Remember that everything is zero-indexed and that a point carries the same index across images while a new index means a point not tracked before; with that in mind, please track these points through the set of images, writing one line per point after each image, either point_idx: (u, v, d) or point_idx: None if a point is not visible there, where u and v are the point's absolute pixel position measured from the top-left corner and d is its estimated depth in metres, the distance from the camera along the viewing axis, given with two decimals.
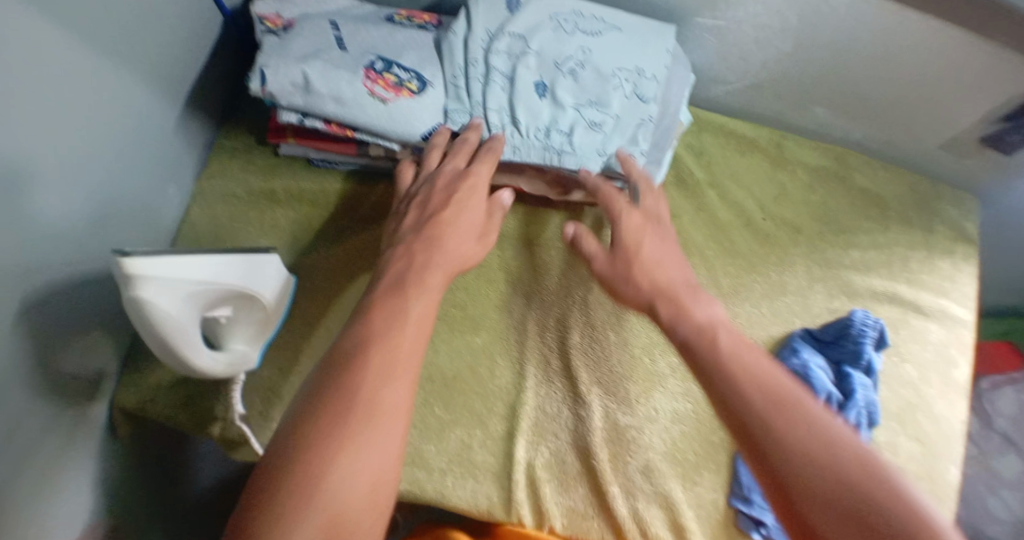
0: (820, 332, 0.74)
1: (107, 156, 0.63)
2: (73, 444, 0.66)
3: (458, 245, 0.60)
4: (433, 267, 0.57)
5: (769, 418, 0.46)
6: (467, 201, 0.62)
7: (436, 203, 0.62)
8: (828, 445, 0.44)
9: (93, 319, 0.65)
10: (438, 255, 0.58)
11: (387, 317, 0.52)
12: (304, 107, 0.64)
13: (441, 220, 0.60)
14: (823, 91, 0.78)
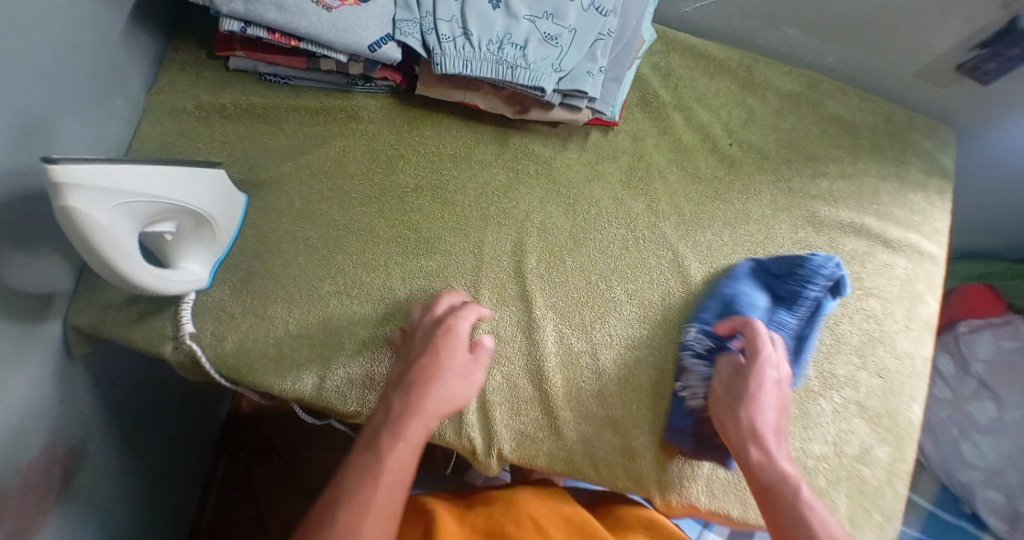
0: (771, 265, 0.72)
1: (47, 63, 0.61)
2: (26, 358, 0.66)
3: (441, 389, 0.62)
4: (425, 387, 0.61)
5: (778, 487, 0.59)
6: (446, 349, 0.63)
7: (417, 352, 0.64)
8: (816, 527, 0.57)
9: (38, 233, 0.64)
10: (418, 408, 0.61)
11: (389, 451, 0.58)
12: (245, 15, 0.61)
13: (421, 375, 0.62)
14: (797, 10, 0.74)
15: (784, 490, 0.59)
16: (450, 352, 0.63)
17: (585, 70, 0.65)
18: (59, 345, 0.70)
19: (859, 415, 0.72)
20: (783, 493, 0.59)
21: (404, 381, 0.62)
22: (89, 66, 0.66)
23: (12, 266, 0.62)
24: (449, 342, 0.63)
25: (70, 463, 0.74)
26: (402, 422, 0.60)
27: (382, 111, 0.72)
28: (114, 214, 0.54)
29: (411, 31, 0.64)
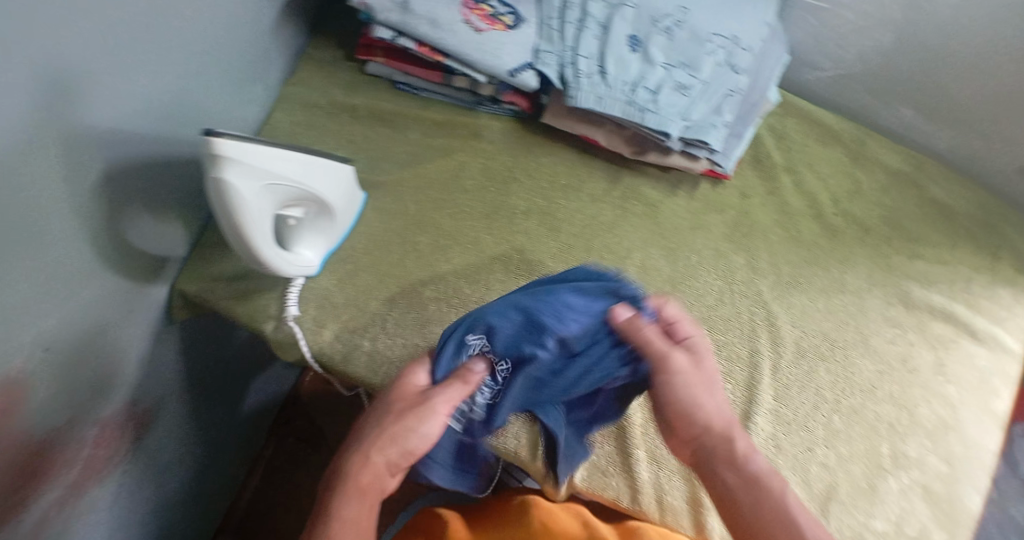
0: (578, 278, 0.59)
1: (209, 33, 0.65)
2: (131, 313, 0.67)
3: (421, 440, 0.53)
4: (388, 420, 0.53)
5: (711, 457, 0.53)
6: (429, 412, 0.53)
7: (402, 405, 0.55)
8: (756, 489, 0.50)
9: (172, 195, 0.68)
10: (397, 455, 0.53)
11: (345, 497, 0.51)
12: (399, 25, 0.64)
13: (392, 429, 0.53)
14: (913, 91, 0.76)
15: (753, 489, 0.50)
16: (408, 391, 0.56)
17: (711, 122, 0.66)
18: (162, 306, 0.72)
19: (924, 497, 0.68)
20: (750, 493, 0.50)
21: (374, 437, 0.53)
22: (242, 45, 0.70)
23: (138, 221, 0.64)
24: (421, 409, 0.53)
25: (143, 425, 0.75)
26: (359, 467, 0.52)
27: (502, 132, 0.76)
28: (260, 194, 0.56)
29: (551, 61, 0.66)
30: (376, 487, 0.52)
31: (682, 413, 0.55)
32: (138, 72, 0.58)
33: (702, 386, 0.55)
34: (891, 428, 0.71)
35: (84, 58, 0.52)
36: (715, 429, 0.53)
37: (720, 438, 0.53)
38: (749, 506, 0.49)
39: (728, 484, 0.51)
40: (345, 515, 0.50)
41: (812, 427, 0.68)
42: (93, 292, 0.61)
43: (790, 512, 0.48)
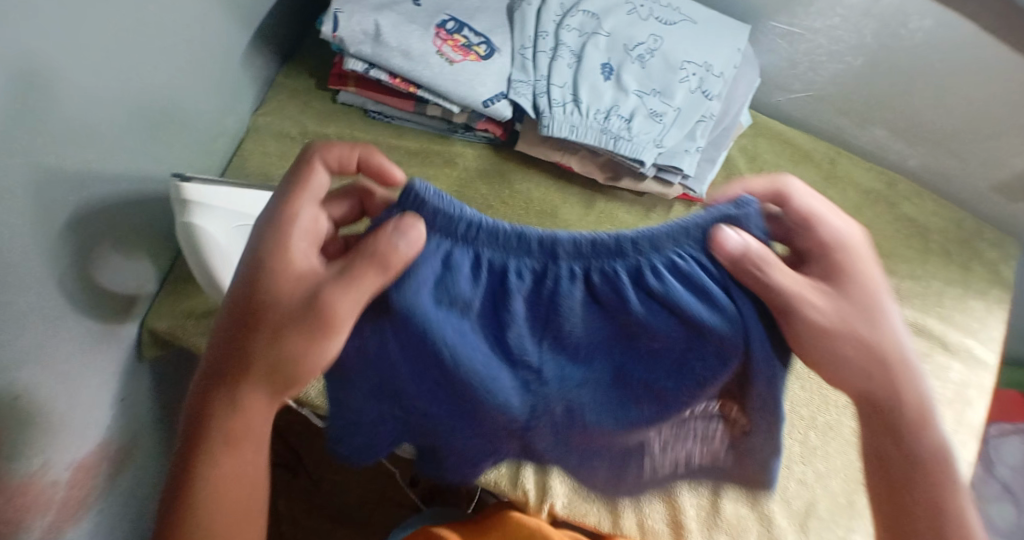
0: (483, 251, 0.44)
1: (174, 71, 0.64)
2: (101, 354, 0.66)
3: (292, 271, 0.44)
4: (246, 351, 0.44)
5: (899, 408, 0.46)
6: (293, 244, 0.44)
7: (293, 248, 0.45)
8: (939, 456, 0.44)
9: (141, 234, 0.67)
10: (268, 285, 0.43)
11: (222, 452, 0.45)
12: (371, 57, 0.63)
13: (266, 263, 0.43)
14: (885, 111, 0.77)
15: (920, 466, 0.45)
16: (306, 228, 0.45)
17: (683, 148, 0.67)
18: (133, 344, 0.71)
19: None
20: (908, 434, 0.45)
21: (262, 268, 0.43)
22: (209, 77, 0.69)
23: (106, 261, 0.63)
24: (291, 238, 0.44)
25: (116, 462, 0.73)
26: (218, 426, 0.45)
27: (477, 160, 0.75)
28: (236, 236, 0.56)
29: (525, 92, 0.66)
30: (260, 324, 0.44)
31: (839, 324, 0.44)
32: (99, 112, 0.56)
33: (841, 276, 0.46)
34: None
35: (42, 102, 0.50)
36: (863, 349, 0.45)
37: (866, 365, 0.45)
38: (917, 468, 0.45)
39: (924, 452, 0.45)
40: (219, 468, 0.45)
41: (789, 445, 0.71)
42: (61, 337, 0.60)
43: (953, 466, 0.45)
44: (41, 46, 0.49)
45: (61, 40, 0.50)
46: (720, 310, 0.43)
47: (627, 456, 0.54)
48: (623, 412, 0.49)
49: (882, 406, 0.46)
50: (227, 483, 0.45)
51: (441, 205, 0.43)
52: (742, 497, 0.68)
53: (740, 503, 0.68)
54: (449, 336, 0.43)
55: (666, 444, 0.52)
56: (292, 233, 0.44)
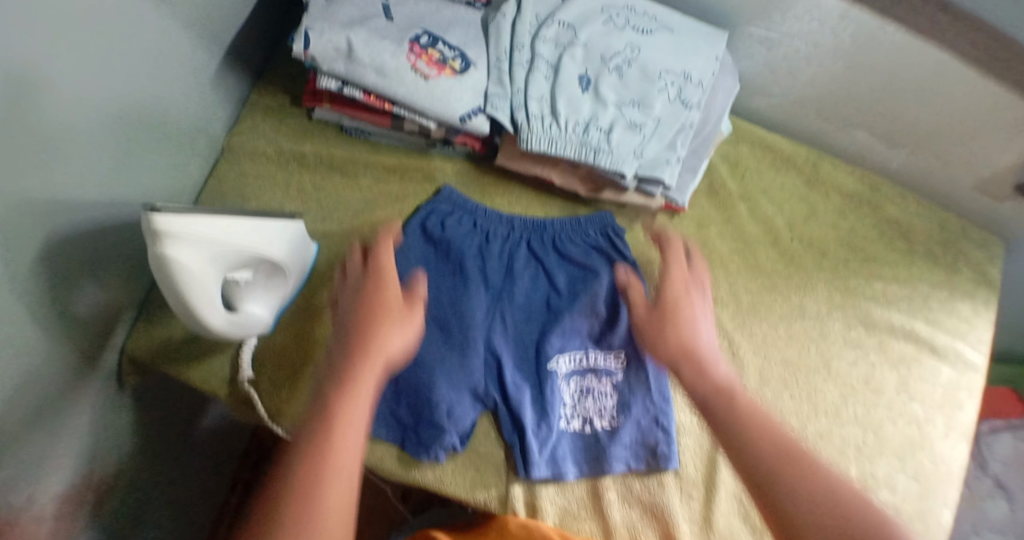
0: (457, 226, 0.72)
1: (143, 96, 0.62)
2: (78, 386, 0.65)
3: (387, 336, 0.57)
4: (348, 375, 0.53)
5: (787, 461, 0.47)
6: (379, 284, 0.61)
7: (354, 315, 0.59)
8: (834, 493, 0.44)
9: (116, 262, 0.65)
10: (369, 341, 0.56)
11: (320, 477, 0.46)
12: (345, 75, 0.63)
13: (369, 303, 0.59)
14: (865, 114, 0.76)
15: (843, 512, 0.43)
16: (392, 313, 0.58)
17: (664, 159, 0.66)
18: (111, 373, 0.69)
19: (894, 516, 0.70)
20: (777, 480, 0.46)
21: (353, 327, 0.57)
22: (181, 100, 0.67)
23: (79, 291, 0.61)
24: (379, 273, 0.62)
25: (99, 493, 0.71)
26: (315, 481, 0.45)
27: (456, 175, 0.76)
28: (211, 265, 0.55)
29: (502, 106, 0.65)
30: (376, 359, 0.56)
31: (693, 372, 0.56)
32: (68, 142, 0.55)
33: (704, 330, 0.59)
34: (859, 450, 0.72)
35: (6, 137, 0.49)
36: (722, 394, 0.53)
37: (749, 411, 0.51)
38: (836, 514, 0.43)
39: (799, 496, 0.44)
40: (323, 498, 0.45)
41: None
42: (36, 374, 0.58)
43: (857, 498, 0.44)
44: (4, 82, 0.47)
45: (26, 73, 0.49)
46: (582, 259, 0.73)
47: (567, 436, 0.67)
48: (542, 376, 0.68)
49: (758, 476, 0.47)
50: (322, 521, 0.44)
51: (454, 200, 0.73)
52: (736, 509, 0.68)
53: (733, 514, 0.67)
54: (447, 275, 0.70)
55: (574, 418, 0.67)
56: (372, 298, 0.59)
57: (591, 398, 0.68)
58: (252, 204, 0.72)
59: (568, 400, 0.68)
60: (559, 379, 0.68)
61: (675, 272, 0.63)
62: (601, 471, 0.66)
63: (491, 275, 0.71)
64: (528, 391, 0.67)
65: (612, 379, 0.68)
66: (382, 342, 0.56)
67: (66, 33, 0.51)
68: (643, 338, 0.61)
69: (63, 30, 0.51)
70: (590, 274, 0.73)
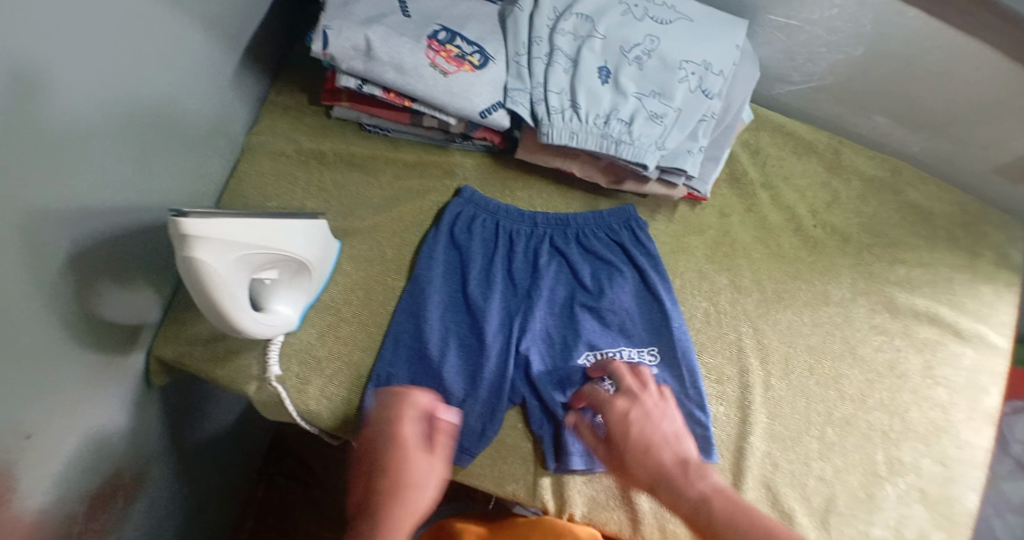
0: (482, 223, 0.73)
1: (161, 103, 0.62)
2: (107, 389, 0.66)
3: (414, 492, 0.58)
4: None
5: None
6: (406, 460, 0.59)
7: (378, 474, 0.59)
8: None
9: (142, 267, 0.66)
10: (393, 517, 0.57)
11: None
12: (364, 73, 0.62)
13: (383, 498, 0.58)
14: (886, 100, 0.75)
15: None
16: (412, 451, 0.60)
17: (686, 149, 0.66)
18: (140, 373, 0.70)
19: (921, 501, 0.70)
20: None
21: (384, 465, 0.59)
22: (197, 103, 0.67)
23: (105, 297, 0.62)
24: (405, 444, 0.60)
25: (132, 492, 0.73)
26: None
27: (476, 169, 0.76)
28: (237, 266, 0.55)
29: (521, 100, 0.65)
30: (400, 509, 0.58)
31: (671, 494, 0.60)
32: (86, 150, 0.55)
33: (671, 447, 0.62)
34: (884, 435, 0.72)
35: (19, 145, 0.48)
36: (705, 510, 0.57)
37: (727, 514, 0.57)
38: None
39: None
40: None
41: (806, 442, 0.70)
42: (64, 379, 0.59)
43: None
44: (14, 92, 0.46)
45: (39, 83, 0.48)
46: (606, 251, 0.73)
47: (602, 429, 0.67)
48: (569, 369, 0.69)
49: None
50: None
51: (479, 197, 0.73)
52: (763, 495, 0.67)
53: (760, 502, 0.66)
54: (476, 266, 0.71)
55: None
56: (392, 483, 0.58)
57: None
58: (273, 205, 0.72)
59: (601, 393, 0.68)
60: (589, 371, 0.68)
61: (638, 424, 0.63)
62: None
63: (518, 269, 0.72)
64: (555, 384, 0.68)
65: None
66: (408, 506, 0.58)
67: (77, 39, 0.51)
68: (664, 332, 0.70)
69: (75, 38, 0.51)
70: (615, 267, 0.73)
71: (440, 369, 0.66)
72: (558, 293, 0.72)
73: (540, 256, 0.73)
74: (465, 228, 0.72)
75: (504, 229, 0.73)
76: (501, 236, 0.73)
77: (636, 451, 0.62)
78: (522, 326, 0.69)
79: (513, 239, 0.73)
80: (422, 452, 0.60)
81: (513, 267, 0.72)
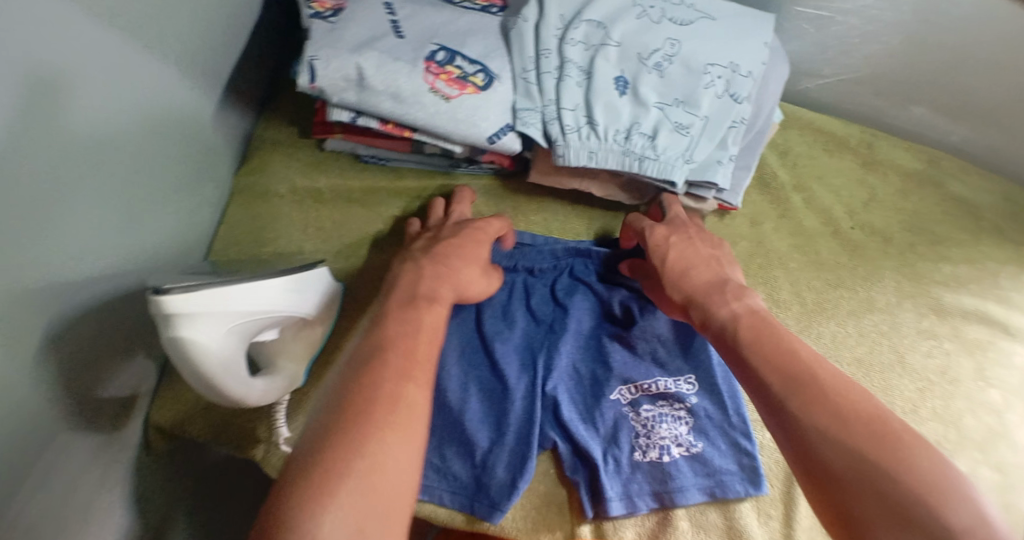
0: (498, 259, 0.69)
1: (137, 151, 0.56)
2: (104, 465, 0.60)
3: (479, 265, 0.60)
4: (436, 285, 0.54)
5: (797, 388, 0.43)
6: (477, 234, 0.62)
7: (447, 234, 0.61)
8: (874, 430, 0.40)
9: (131, 331, 0.60)
10: (451, 275, 0.56)
11: None
12: (358, 105, 0.57)
13: (455, 249, 0.59)
14: (923, 89, 0.70)
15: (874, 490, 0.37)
16: (489, 234, 0.63)
17: (715, 160, 0.60)
18: (140, 441, 0.65)
19: None
20: (800, 404, 0.42)
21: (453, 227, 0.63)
22: (177, 147, 0.61)
23: (94, 370, 0.56)
24: (479, 224, 0.64)
25: None
26: (352, 452, 0.38)
27: (484, 195, 0.71)
28: (233, 336, 0.49)
29: (532, 121, 0.59)
30: (468, 267, 0.58)
31: (704, 312, 0.55)
32: (63, 218, 0.49)
33: (715, 270, 0.59)
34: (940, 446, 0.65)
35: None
36: (735, 317, 0.51)
37: (754, 328, 0.50)
38: (864, 462, 0.38)
39: (821, 430, 0.41)
40: None
41: None
42: (53, 464, 0.54)
43: (901, 434, 0.39)
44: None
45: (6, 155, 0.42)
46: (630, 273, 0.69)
47: (641, 469, 0.62)
48: (602, 405, 0.63)
49: (771, 391, 0.44)
50: None
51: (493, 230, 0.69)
52: (817, 523, 0.63)
53: (816, 532, 0.62)
54: (495, 302, 0.67)
55: (648, 449, 0.62)
56: (458, 243, 0.60)
57: (662, 425, 0.63)
58: (268, 249, 0.67)
59: (638, 429, 0.62)
60: (623, 407, 0.63)
61: (679, 247, 0.61)
62: (677, 504, 0.61)
63: (539, 300, 0.68)
64: (588, 424, 0.62)
65: (685, 404, 0.63)
66: (474, 279, 0.59)
67: (55, 102, 0.46)
68: (701, 358, 0.65)
69: (57, 100, 0.46)
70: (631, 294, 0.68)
71: (463, 418, 0.61)
72: (584, 322, 0.67)
73: (562, 286, 0.69)
74: None
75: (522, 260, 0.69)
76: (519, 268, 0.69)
77: (673, 267, 0.59)
78: (548, 364, 0.64)
79: (532, 271, 0.69)
80: (484, 235, 0.63)
81: (534, 299, 0.67)
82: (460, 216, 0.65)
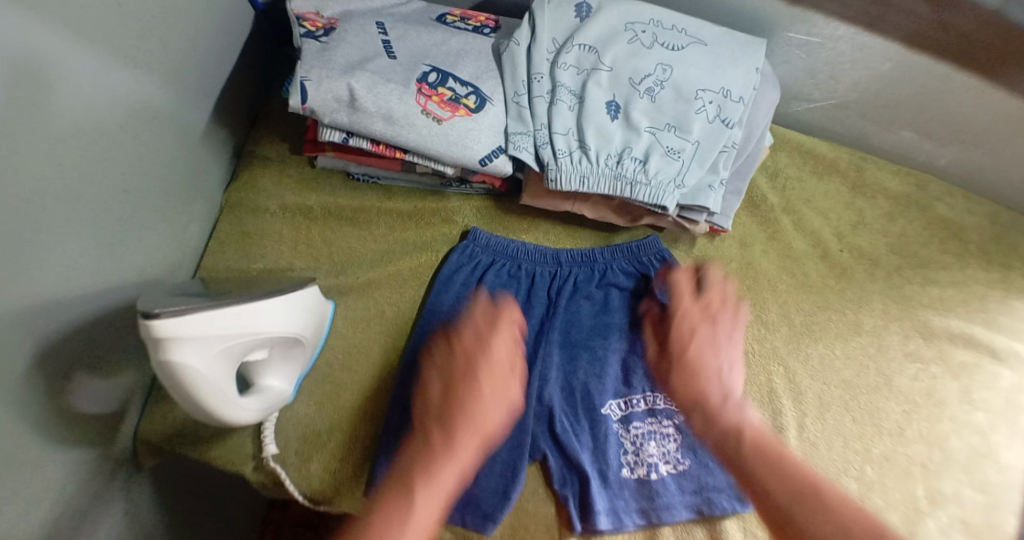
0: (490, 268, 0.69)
1: (124, 169, 0.56)
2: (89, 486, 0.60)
3: (493, 418, 0.58)
4: (443, 454, 0.55)
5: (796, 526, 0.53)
6: (491, 382, 0.59)
7: (457, 374, 0.60)
8: None
9: (119, 349, 0.60)
10: (467, 433, 0.57)
11: None
12: (349, 125, 0.57)
13: (468, 415, 0.57)
14: (911, 114, 0.70)
15: None
16: (500, 370, 0.60)
17: (707, 185, 0.61)
18: (126, 459, 0.64)
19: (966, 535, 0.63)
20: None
21: (467, 366, 0.60)
22: (166, 164, 0.61)
23: (82, 390, 0.56)
24: (492, 358, 0.60)
25: None
26: None
27: (476, 214, 0.71)
28: (221, 357, 0.49)
29: (525, 145, 0.59)
30: (479, 437, 0.57)
31: (706, 419, 0.61)
32: (50, 238, 0.49)
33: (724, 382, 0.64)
34: (925, 469, 0.65)
35: None
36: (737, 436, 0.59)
37: (774, 474, 0.56)
38: None
39: None
40: None
41: (846, 485, 0.63)
42: (39, 487, 0.53)
43: None
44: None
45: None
46: (625, 286, 0.70)
47: (629, 485, 0.61)
48: (592, 419, 0.63)
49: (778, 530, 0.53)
50: None
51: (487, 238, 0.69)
52: None
53: None
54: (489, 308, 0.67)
55: (636, 466, 0.62)
56: (468, 404, 0.58)
57: (650, 442, 0.63)
58: (258, 266, 0.67)
59: (626, 446, 0.62)
60: (613, 424, 0.63)
61: (705, 351, 0.65)
62: (664, 521, 0.60)
63: (534, 311, 0.67)
64: (578, 436, 0.62)
65: (673, 421, 0.64)
66: (484, 417, 0.58)
67: (39, 125, 0.46)
68: None
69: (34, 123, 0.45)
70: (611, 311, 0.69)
71: None
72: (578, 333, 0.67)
73: (555, 295, 0.68)
74: (475, 268, 0.68)
75: (515, 268, 0.69)
76: (513, 276, 0.69)
77: (686, 368, 0.64)
78: (540, 377, 0.64)
79: (525, 279, 0.69)
80: (498, 370, 0.60)
81: (528, 307, 0.68)
82: (465, 335, 0.62)
